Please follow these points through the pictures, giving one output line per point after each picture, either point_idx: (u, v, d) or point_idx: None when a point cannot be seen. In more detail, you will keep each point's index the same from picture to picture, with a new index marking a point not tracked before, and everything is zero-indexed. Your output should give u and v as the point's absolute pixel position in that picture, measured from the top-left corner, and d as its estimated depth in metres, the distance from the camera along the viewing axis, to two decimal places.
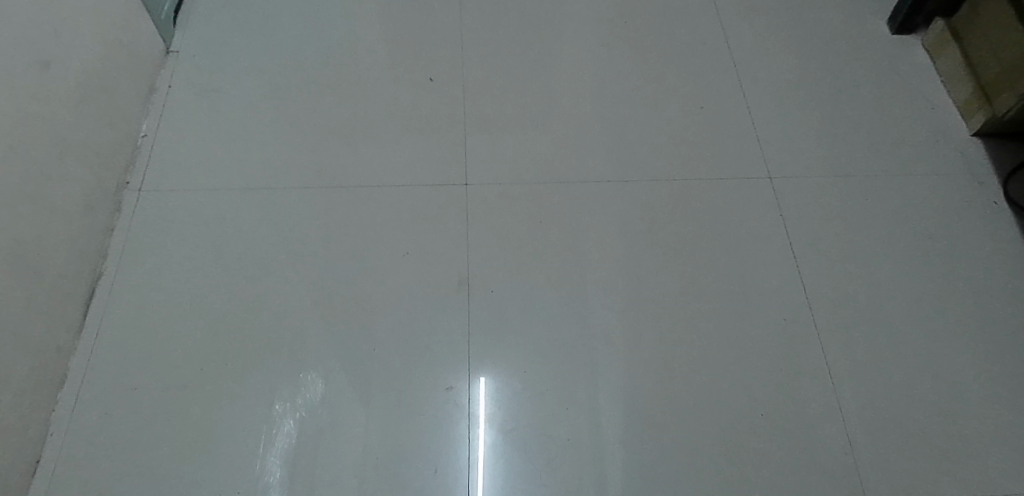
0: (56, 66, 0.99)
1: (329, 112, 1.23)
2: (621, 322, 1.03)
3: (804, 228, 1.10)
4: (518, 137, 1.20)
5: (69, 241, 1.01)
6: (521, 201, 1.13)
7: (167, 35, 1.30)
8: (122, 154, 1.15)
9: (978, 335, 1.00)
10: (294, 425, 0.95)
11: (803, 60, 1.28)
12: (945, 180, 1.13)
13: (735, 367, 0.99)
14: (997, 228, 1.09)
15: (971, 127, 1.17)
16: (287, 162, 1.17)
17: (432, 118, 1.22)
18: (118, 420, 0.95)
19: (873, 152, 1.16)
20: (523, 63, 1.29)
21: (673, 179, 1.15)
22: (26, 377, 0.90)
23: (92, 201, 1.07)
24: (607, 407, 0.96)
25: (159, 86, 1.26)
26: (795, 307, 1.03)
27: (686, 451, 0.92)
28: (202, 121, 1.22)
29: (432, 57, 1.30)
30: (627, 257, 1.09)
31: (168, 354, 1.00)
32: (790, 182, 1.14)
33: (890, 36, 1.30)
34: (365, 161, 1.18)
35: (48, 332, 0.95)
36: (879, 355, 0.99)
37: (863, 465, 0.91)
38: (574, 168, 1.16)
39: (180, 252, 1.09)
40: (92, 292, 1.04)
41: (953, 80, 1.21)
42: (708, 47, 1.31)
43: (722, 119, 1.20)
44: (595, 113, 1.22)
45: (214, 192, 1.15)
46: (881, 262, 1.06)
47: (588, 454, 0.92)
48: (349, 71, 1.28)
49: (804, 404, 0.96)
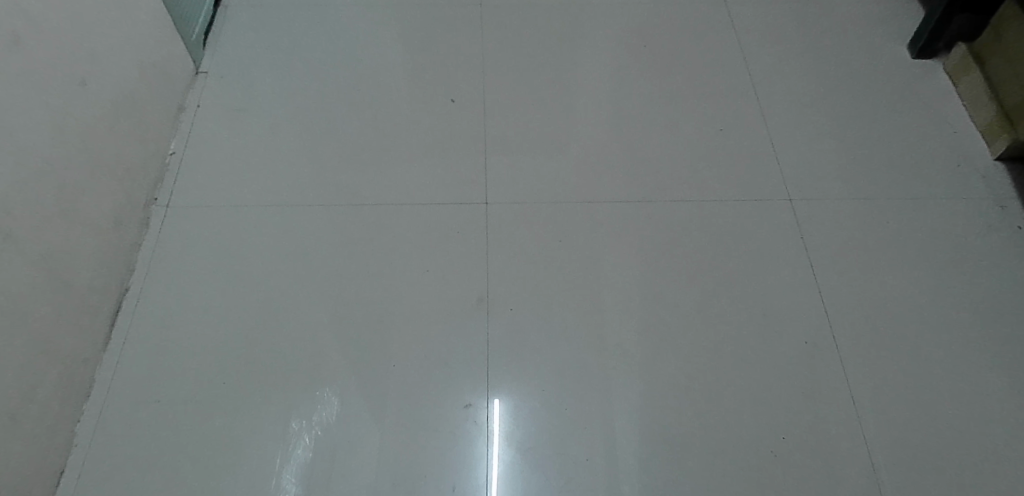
0: (96, 86, 1.03)
1: (359, 131, 1.30)
2: (638, 342, 1.06)
3: (823, 249, 1.15)
4: (538, 158, 1.27)
5: (99, 255, 1.04)
6: (536, 219, 1.19)
7: (197, 58, 1.37)
8: (151, 171, 1.19)
9: (1000, 358, 1.05)
10: (310, 442, 0.98)
11: (822, 86, 1.37)
12: (958, 201, 1.20)
13: (752, 388, 1.02)
14: (1005, 247, 1.15)
15: (993, 151, 1.25)
16: (318, 179, 1.23)
17: (455, 138, 1.29)
18: (140, 431, 0.98)
19: (893, 175, 1.24)
20: (546, 88, 1.37)
21: (687, 201, 1.21)
22: (53, 389, 0.93)
23: (122, 216, 1.10)
24: (626, 426, 0.99)
25: (188, 105, 1.32)
26: (816, 329, 1.07)
27: (704, 469, 0.96)
28: (230, 138, 1.28)
29: (453, 80, 1.38)
30: (641, 277, 1.13)
31: (189, 367, 1.03)
32: (811, 204, 1.21)
33: (911, 60, 1.40)
34: (391, 181, 1.23)
35: (76, 344, 0.98)
36: (899, 377, 1.03)
37: (884, 488, 0.95)
38: (592, 189, 1.23)
39: (208, 267, 1.12)
40: (119, 304, 1.08)
41: (975, 105, 1.30)
42: (726, 73, 1.40)
43: (742, 143, 1.29)
44: (611, 138, 1.29)
45: (242, 208, 1.19)
46: (898, 281, 1.12)
47: (606, 473, 0.96)
48: (376, 92, 1.36)
49: (823, 425, 0.99)
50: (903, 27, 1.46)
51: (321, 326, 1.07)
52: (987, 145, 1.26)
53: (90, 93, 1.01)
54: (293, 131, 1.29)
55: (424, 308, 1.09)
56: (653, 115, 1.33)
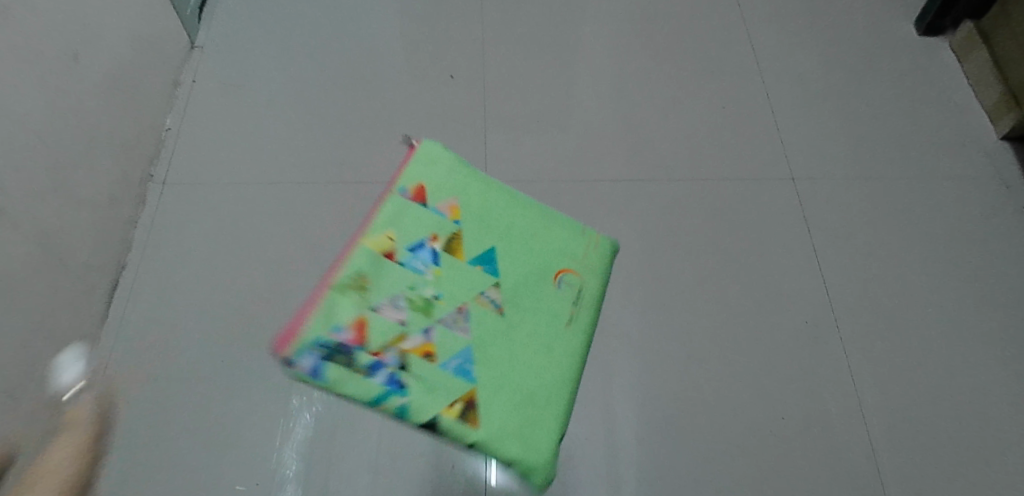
0: (90, 61, 1.01)
1: (357, 107, 1.28)
2: (639, 322, 1.06)
3: (825, 229, 1.15)
4: (538, 136, 1.25)
5: (94, 233, 1.03)
6: (535, 198, 1.18)
7: (192, 33, 1.35)
8: (146, 148, 1.18)
9: (1001, 338, 1.05)
10: (311, 420, 0.98)
11: (826, 63, 1.35)
12: (962, 181, 1.20)
13: (752, 368, 1.02)
14: (1008, 227, 1.15)
15: (999, 131, 1.24)
16: (316, 157, 1.21)
17: (454, 115, 1.28)
18: (139, 409, 0.98)
19: (897, 154, 1.23)
20: (547, 64, 1.35)
21: (689, 180, 1.20)
22: (50, 367, 0.93)
23: (118, 194, 1.09)
24: (625, 404, 0.99)
25: (183, 81, 1.30)
26: (817, 309, 1.07)
27: (702, 448, 0.97)
28: (226, 115, 1.26)
29: (453, 56, 1.36)
30: (642, 256, 1.12)
31: (187, 345, 1.03)
32: (814, 183, 1.19)
33: (917, 37, 1.39)
34: (390, 158, 1.22)
35: (73, 322, 0.98)
36: (899, 357, 1.03)
37: (882, 467, 0.95)
38: (593, 167, 1.21)
39: (205, 245, 1.11)
40: (115, 282, 1.07)
41: (981, 84, 1.28)
42: (730, 50, 1.38)
43: (746, 121, 1.27)
44: (614, 115, 1.28)
45: (239, 186, 1.18)
46: (900, 262, 1.11)
47: (605, 451, 0.96)
48: (374, 68, 1.34)
49: (822, 404, 1.00)
50: (910, 3, 1.44)
51: None
52: (993, 124, 1.25)
53: (83, 69, 0.99)
54: (291, 107, 1.27)
55: None
56: (656, 92, 1.31)
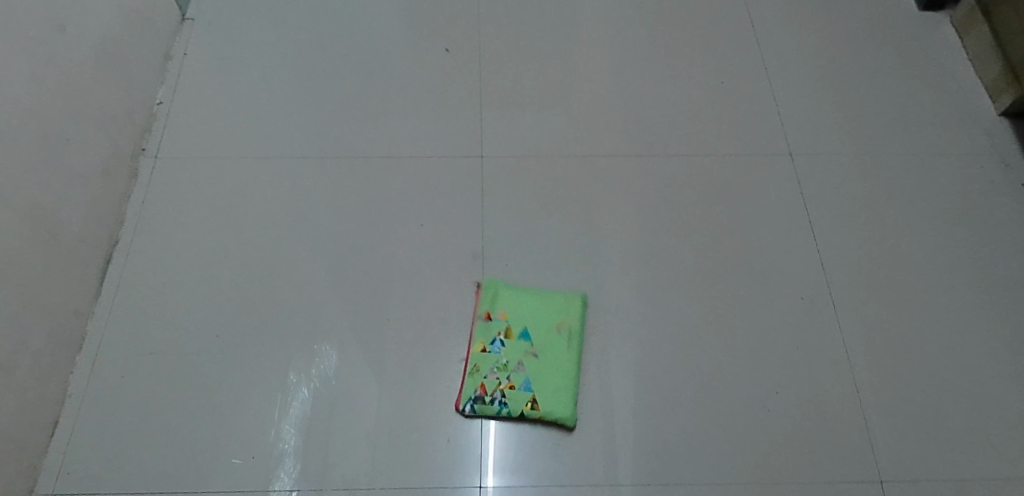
0: (78, 31, 0.99)
1: (351, 81, 1.26)
2: (636, 298, 1.06)
3: (823, 206, 1.14)
4: (535, 110, 1.24)
5: (86, 206, 1.02)
6: (532, 173, 1.17)
7: (182, 4, 1.32)
8: (137, 121, 1.16)
9: (996, 315, 1.05)
10: (308, 394, 0.98)
11: (826, 38, 1.34)
12: (961, 158, 1.19)
13: (748, 344, 1.02)
14: (1005, 204, 1.15)
15: (998, 107, 1.23)
16: (310, 131, 1.20)
17: (450, 90, 1.26)
18: (134, 383, 0.98)
19: (896, 131, 1.22)
20: (544, 38, 1.34)
21: (687, 156, 1.19)
22: (44, 340, 0.92)
23: (109, 167, 1.07)
24: (622, 379, 1.00)
25: (174, 53, 1.28)
26: (814, 285, 1.07)
27: (699, 422, 0.97)
28: (218, 88, 1.24)
29: (449, 29, 1.34)
30: (639, 232, 1.11)
31: (182, 320, 1.02)
32: (812, 160, 1.19)
33: (917, 13, 1.37)
34: (386, 133, 1.21)
35: (66, 296, 0.97)
36: (895, 333, 1.03)
37: (876, 440, 0.96)
38: (591, 142, 1.20)
39: (199, 219, 1.10)
40: (108, 257, 1.06)
41: (981, 59, 1.27)
42: (729, 25, 1.36)
43: (744, 96, 1.26)
44: (611, 91, 1.27)
45: (232, 160, 1.16)
46: (898, 238, 1.11)
47: (602, 426, 0.97)
48: (368, 40, 1.32)
49: (818, 379, 1.00)
50: None
51: (316, 280, 1.06)
52: (992, 100, 1.25)
53: (71, 39, 0.97)
54: (284, 80, 1.26)
55: (420, 263, 1.08)
56: (654, 67, 1.30)
